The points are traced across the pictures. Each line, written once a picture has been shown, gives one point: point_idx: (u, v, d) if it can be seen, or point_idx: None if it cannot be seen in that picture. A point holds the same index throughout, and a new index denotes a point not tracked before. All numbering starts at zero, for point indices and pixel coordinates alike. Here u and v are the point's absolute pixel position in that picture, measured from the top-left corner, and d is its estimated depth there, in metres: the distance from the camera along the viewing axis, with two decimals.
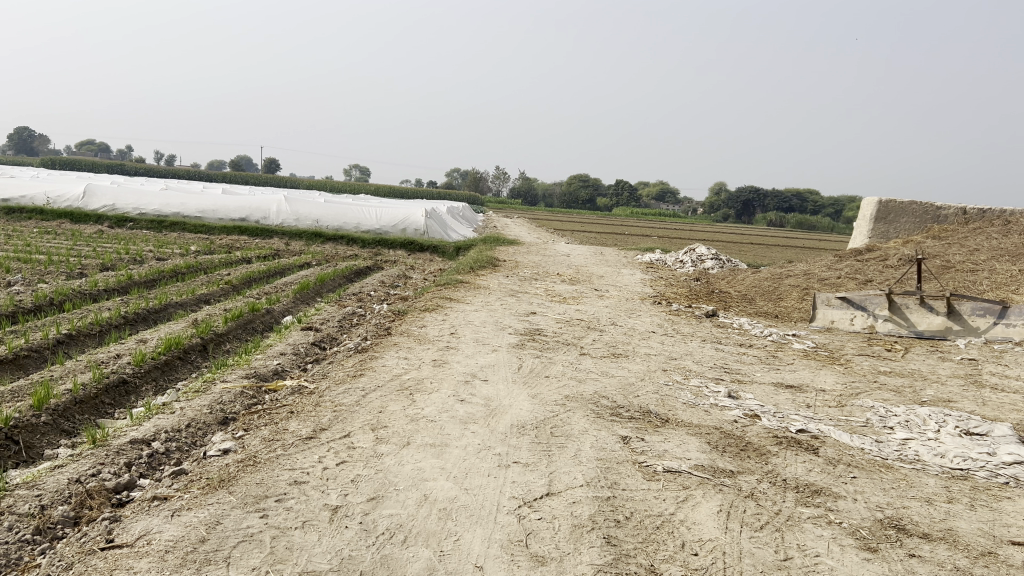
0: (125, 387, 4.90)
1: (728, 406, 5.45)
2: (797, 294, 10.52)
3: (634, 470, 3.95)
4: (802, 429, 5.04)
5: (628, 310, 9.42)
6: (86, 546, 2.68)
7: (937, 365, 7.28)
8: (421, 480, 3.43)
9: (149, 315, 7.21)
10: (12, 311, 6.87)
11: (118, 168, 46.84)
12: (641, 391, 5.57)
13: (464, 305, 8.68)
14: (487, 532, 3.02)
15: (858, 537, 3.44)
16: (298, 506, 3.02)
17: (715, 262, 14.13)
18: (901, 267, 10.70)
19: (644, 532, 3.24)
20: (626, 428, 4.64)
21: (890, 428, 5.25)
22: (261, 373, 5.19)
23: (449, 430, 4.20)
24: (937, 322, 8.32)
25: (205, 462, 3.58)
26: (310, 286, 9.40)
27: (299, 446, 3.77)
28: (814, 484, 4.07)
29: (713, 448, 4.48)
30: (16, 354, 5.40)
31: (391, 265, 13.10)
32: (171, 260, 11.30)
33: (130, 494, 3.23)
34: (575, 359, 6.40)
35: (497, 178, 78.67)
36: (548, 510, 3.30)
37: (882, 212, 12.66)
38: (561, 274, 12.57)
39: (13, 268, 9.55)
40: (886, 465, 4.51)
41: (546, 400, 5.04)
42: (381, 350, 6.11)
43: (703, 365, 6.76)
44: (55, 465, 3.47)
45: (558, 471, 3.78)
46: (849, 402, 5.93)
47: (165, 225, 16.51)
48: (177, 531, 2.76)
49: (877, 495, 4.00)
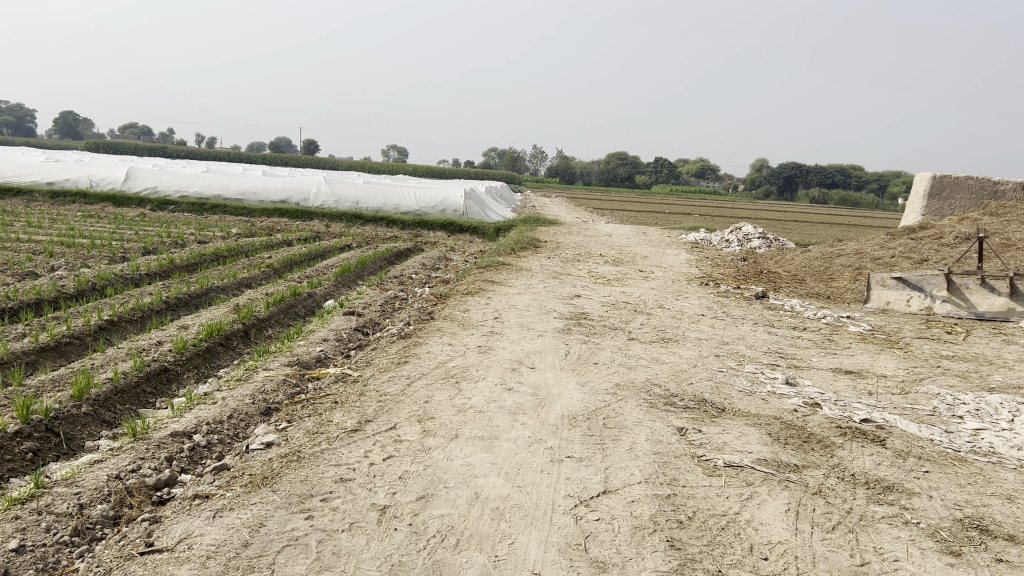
0: (166, 375, 4.81)
1: (786, 394, 5.21)
2: (850, 274, 10.18)
3: (693, 465, 3.75)
4: (867, 419, 4.79)
5: (674, 293, 9.15)
6: (125, 550, 2.57)
7: (1002, 348, 6.94)
8: (472, 477, 3.27)
9: (191, 300, 7.15)
10: (54, 297, 6.84)
11: (161, 152, 47.37)
12: (694, 378, 5.35)
13: (507, 288, 8.49)
14: (543, 535, 2.85)
15: (938, 539, 3.21)
16: (345, 507, 2.88)
17: (762, 242, 13.76)
18: (959, 245, 10.28)
19: (708, 534, 3.04)
20: (682, 419, 4.44)
21: (960, 418, 4.96)
22: (304, 360, 5.06)
23: (498, 422, 4.03)
24: (1000, 303, 7.94)
25: (247, 456, 3.46)
26: (351, 269, 9.28)
27: (344, 439, 3.62)
28: (885, 480, 3.83)
29: (774, 440, 4.26)
30: (58, 342, 5.34)
31: (431, 247, 12.98)
32: (212, 243, 11.27)
33: (171, 491, 3.12)
34: (624, 344, 6.18)
35: (534, 157, 78.17)
36: (606, 509, 3.11)
37: (936, 188, 12.16)
38: (603, 255, 12.33)
39: (56, 253, 9.56)
40: (960, 458, 4.25)
41: (596, 388, 4.84)
42: (425, 336, 5.96)
43: (756, 350, 6.50)
44: (94, 460, 3.36)
45: (614, 466, 3.59)
46: (912, 389, 5.64)
47: (206, 208, 16.53)
48: (219, 535, 2.62)
49: (954, 492, 3.75)
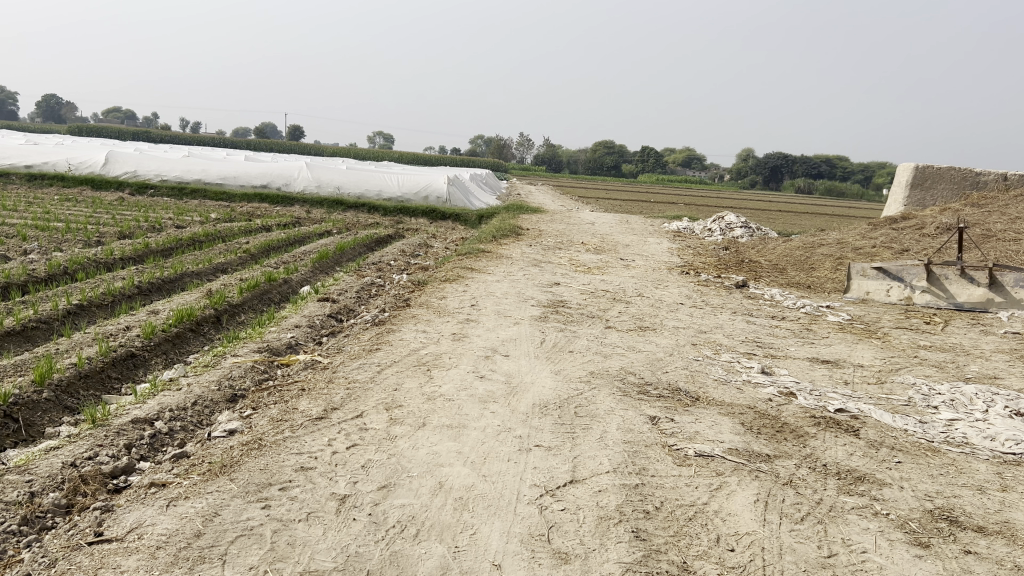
0: (133, 361, 4.73)
1: (762, 383, 5.18)
2: (831, 263, 10.17)
3: (663, 454, 3.71)
4: (841, 409, 4.76)
5: (654, 281, 9.11)
6: (73, 539, 2.50)
7: (980, 339, 6.94)
8: (437, 466, 3.21)
9: (163, 284, 7.05)
10: (23, 281, 6.71)
11: (143, 136, 46.94)
12: (669, 366, 5.32)
13: (485, 275, 8.42)
14: (506, 525, 2.79)
15: (907, 530, 3.18)
16: (303, 496, 2.81)
17: (745, 231, 13.75)
18: (940, 235, 10.30)
19: (674, 524, 3.00)
20: (655, 407, 4.40)
21: (935, 409, 4.95)
22: (274, 347, 4.98)
23: (467, 410, 3.97)
24: (978, 293, 7.95)
25: (208, 444, 3.38)
26: (329, 256, 9.18)
27: (308, 427, 3.55)
28: (856, 470, 3.80)
29: (747, 430, 4.22)
30: (24, 326, 5.23)
31: (413, 233, 12.89)
32: (189, 228, 11.14)
33: (127, 479, 3.04)
34: (600, 333, 6.13)
35: (520, 144, 77.93)
36: (572, 499, 3.07)
37: (919, 178, 12.17)
38: (585, 243, 12.28)
39: (29, 236, 9.40)
40: (932, 448, 4.23)
41: (570, 376, 4.80)
42: (399, 323, 5.89)
43: (734, 339, 6.46)
44: (50, 446, 3.27)
45: (583, 455, 3.54)
46: (888, 379, 5.63)
47: (186, 192, 16.34)
48: (171, 524, 2.56)
49: (925, 482, 3.73)
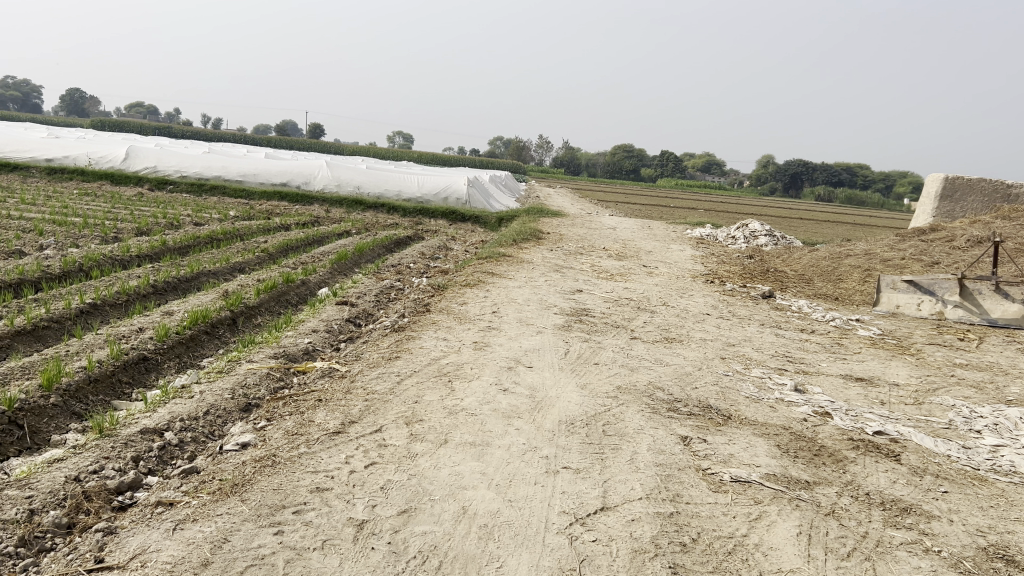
0: (145, 364, 4.57)
1: (795, 402, 4.95)
2: (859, 275, 9.91)
3: (698, 479, 3.51)
4: (879, 431, 4.53)
5: (679, 290, 8.89)
6: (73, 565, 2.33)
7: (1017, 358, 6.68)
8: (460, 489, 3.03)
9: (179, 284, 6.90)
10: (37, 278, 6.58)
11: (164, 131, 47.08)
12: (699, 382, 5.11)
13: (506, 280, 8.24)
14: (534, 557, 2.60)
15: (961, 570, 2.97)
16: (319, 521, 2.64)
17: (769, 239, 13.51)
18: (973, 248, 10.01)
19: (714, 558, 2.81)
20: (686, 427, 4.20)
21: (977, 433, 4.71)
22: (290, 353, 4.81)
23: (490, 426, 3.78)
24: (1014, 310, 7.66)
25: (219, 459, 3.22)
26: (348, 257, 9.01)
27: (325, 442, 3.38)
28: (902, 500, 3.58)
29: (783, 453, 4.01)
30: (35, 325, 5.10)
31: (432, 235, 12.73)
32: (207, 226, 11.01)
33: (134, 495, 2.88)
34: (626, 344, 5.93)
35: (540, 146, 77.69)
36: (604, 529, 2.88)
37: (948, 190, 11.86)
38: (607, 248, 12.07)
39: (47, 231, 9.30)
40: (979, 477, 4.01)
41: (597, 392, 4.59)
42: (418, 330, 5.71)
43: (763, 353, 6.24)
44: (54, 458, 3.11)
45: (613, 479, 3.35)
46: (926, 399, 5.39)
47: (205, 188, 16.24)
48: (177, 551, 2.39)
49: (975, 516, 3.51)
